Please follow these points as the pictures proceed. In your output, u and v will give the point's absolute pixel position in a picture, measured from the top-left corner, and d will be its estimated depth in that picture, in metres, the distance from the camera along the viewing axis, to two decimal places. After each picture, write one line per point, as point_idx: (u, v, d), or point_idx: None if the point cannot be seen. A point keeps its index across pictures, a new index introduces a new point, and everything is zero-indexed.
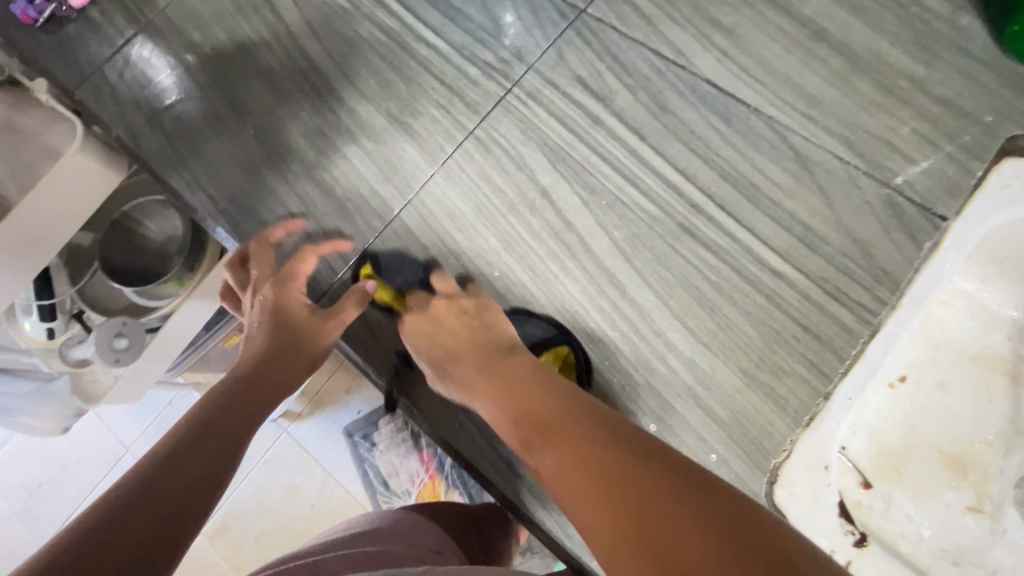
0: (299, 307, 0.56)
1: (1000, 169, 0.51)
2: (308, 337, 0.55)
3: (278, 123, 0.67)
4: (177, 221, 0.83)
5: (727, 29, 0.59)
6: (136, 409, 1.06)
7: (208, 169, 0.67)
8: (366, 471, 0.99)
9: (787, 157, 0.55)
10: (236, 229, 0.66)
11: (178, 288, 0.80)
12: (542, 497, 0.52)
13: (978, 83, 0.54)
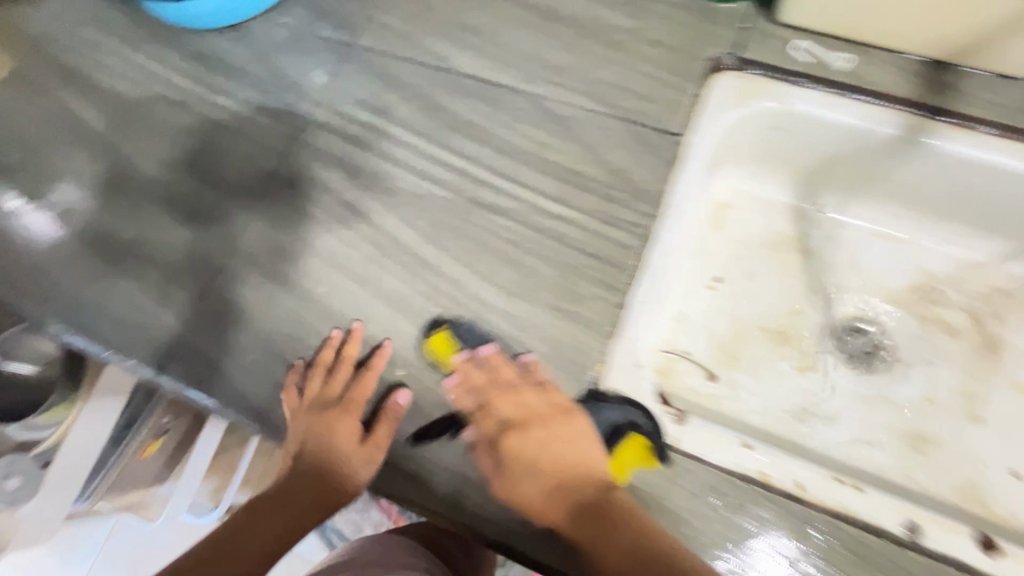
0: (348, 434, 0.54)
1: (715, 84, 0.63)
2: (337, 470, 0.54)
3: (90, 211, 0.68)
4: (49, 346, 0.81)
5: (475, 29, 0.68)
6: (74, 556, 1.06)
7: (21, 270, 0.66)
8: (331, 538, 0.96)
9: (547, 119, 0.63)
10: (61, 320, 0.64)
11: (64, 411, 0.78)
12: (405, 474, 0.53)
13: (676, 24, 0.65)
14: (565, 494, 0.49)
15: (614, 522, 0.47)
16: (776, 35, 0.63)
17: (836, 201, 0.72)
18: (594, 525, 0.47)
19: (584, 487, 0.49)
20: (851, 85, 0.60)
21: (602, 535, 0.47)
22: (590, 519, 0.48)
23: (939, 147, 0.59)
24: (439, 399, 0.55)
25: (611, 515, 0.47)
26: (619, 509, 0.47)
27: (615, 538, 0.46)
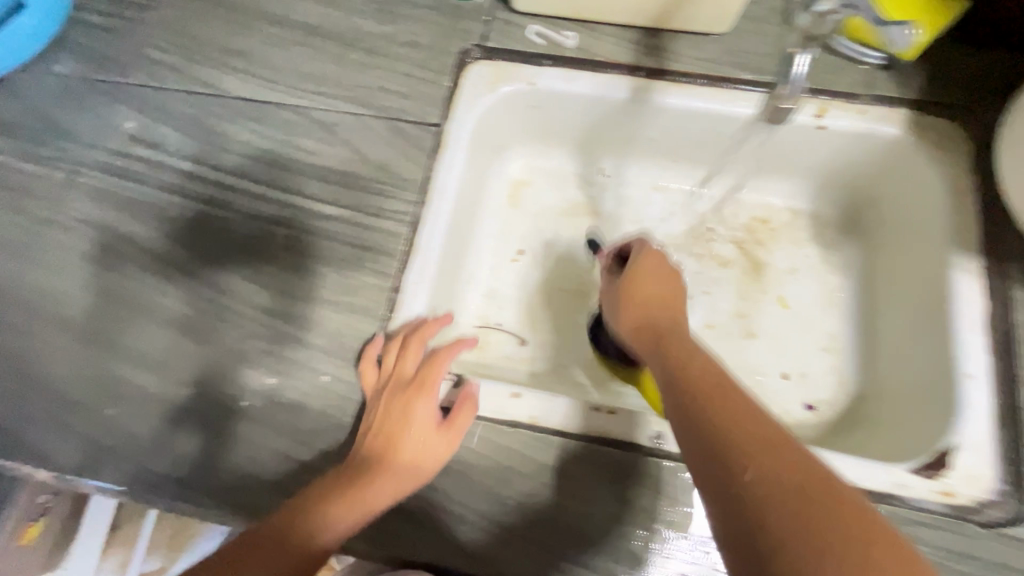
0: (422, 415, 0.53)
1: (469, 74, 0.68)
2: (369, 489, 0.49)
3: None
4: None
5: (242, 54, 0.71)
6: None
7: None
8: None
9: (314, 128, 0.66)
10: None
11: None
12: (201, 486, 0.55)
13: (426, 23, 0.70)
14: (702, 370, 0.42)
15: (743, 427, 0.37)
16: (514, 22, 0.69)
17: (614, 163, 0.79)
18: (724, 411, 0.38)
19: (699, 408, 0.39)
20: (582, 59, 0.67)
21: (733, 437, 0.36)
22: (704, 401, 0.39)
23: (662, 102, 0.66)
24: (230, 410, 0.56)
25: (719, 425, 0.37)
26: (716, 380, 0.41)
27: (729, 459, 0.35)
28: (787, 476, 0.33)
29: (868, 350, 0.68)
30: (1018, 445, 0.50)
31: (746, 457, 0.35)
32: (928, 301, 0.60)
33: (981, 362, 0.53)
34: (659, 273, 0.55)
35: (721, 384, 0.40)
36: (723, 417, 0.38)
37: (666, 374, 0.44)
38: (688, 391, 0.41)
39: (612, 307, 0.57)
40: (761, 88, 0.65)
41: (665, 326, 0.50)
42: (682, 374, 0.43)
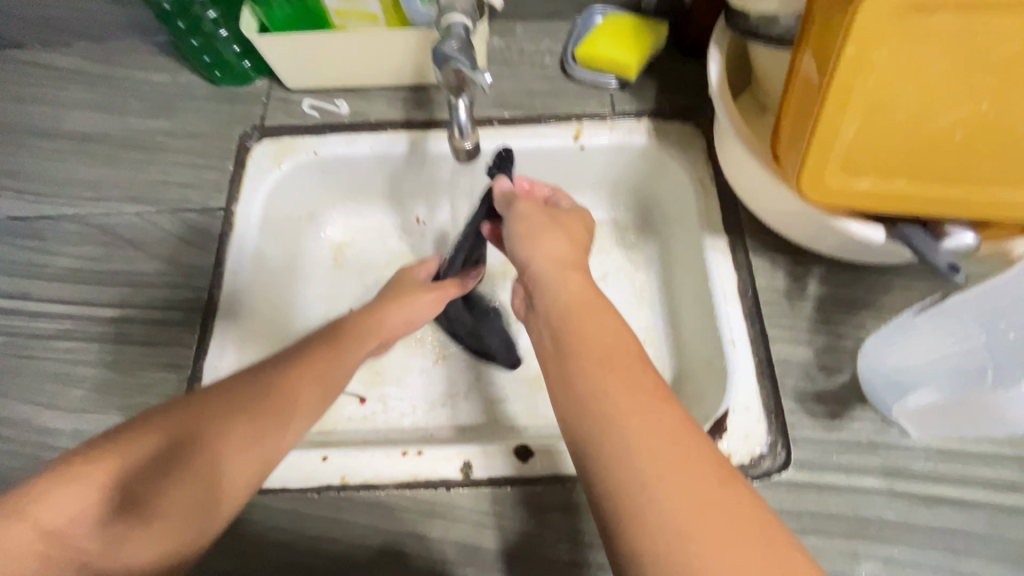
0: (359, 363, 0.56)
1: (253, 155, 0.70)
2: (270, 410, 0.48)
3: None
4: None
5: (14, 171, 0.70)
6: None
7: None
8: None
9: (97, 234, 0.66)
10: None
11: None
12: None
13: (203, 113, 0.72)
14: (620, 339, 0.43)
15: (671, 440, 0.37)
16: (290, 99, 0.73)
17: (427, 211, 0.81)
18: (641, 394, 0.40)
19: (614, 407, 0.39)
20: (357, 123, 0.71)
21: (656, 446, 0.37)
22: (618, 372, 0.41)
23: (438, 149, 0.71)
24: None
25: (636, 434, 0.37)
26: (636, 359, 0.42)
27: (638, 462, 0.36)
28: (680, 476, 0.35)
29: (676, 335, 0.73)
30: (775, 396, 0.55)
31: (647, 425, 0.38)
32: (700, 282, 0.65)
33: (740, 329, 0.59)
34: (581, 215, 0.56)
35: (648, 384, 0.40)
36: (654, 431, 0.37)
37: (573, 354, 0.43)
38: (613, 381, 0.40)
39: (526, 232, 0.53)
40: (523, 122, 0.71)
41: (580, 291, 0.48)
42: (603, 358, 0.42)
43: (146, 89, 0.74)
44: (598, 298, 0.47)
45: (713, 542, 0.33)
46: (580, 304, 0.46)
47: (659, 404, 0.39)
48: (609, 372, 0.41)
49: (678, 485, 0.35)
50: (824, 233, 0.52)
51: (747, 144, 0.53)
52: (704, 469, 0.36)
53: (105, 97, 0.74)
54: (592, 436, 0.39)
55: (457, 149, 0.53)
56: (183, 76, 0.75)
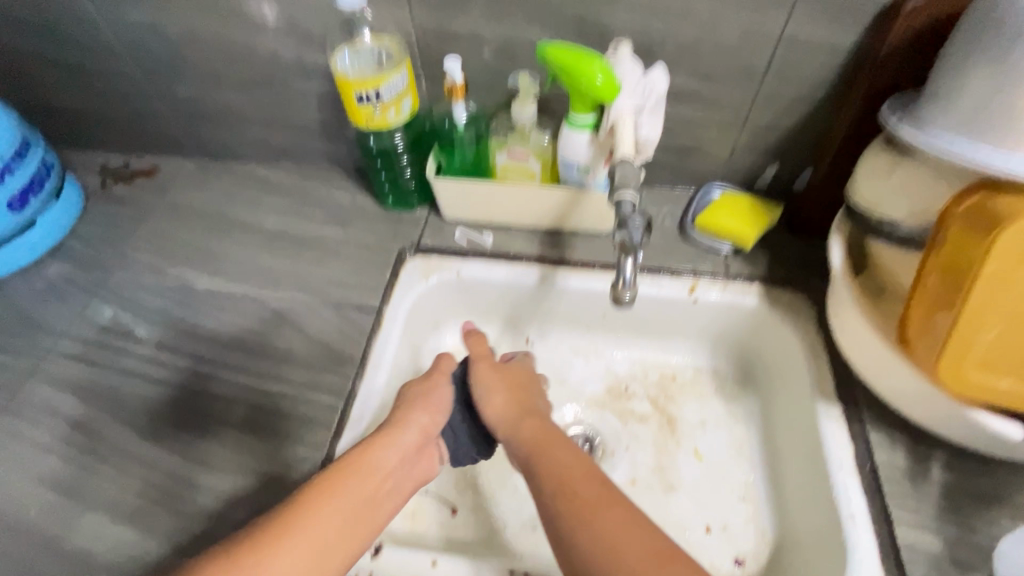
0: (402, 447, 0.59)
1: (406, 268, 0.82)
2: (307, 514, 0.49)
3: None
4: None
5: (216, 256, 0.85)
6: None
7: None
8: None
9: (269, 316, 0.77)
10: None
11: None
12: None
13: (373, 228, 0.87)
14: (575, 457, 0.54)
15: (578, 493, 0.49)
16: (445, 226, 0.85)
17: (537, 333, 0.89)
18: (588, 496, 0.49)
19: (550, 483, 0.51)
20: (498, 253, 0.82)
21: (610, 543, 0.45)
22: (564, 484, 0.51)
23: (565, 285, 0.80)
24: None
25: (601, 537, 0.46)
26: (580, 471, 0.52)
27: (570, 523, 0.48)
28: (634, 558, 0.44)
29: (779, 497, 0.72)
30: None
31: (597, 521, 0.47)
32: (812, 445, 0.66)
33: (860, 504, 0.58)
34: (523, 367, 0.69)
35: (563, 458, 0.53)
36: (608, 526, 0.46)
37: (544, 482, 0.52)
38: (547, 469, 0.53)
39: (476, 384, 0.66)
40: (643, 272, 0.80)
41: (534, 433, 0.58)
42: (539, 457, 0.55)
43: (330, 205, 0.90)
44: (549, 434, 0.57)
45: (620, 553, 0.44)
46: (538, 441, 0.57)
47: (613, 506, 0.48)
48: (564, 492, 0.50)
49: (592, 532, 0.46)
50: (950, 424, 0.54)
51: (870, 329, 0.58)
52: (615, 522, 0.47)
53: (298, 207, 0.90)
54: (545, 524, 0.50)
55: (616, 297, 0.59)
56: (361, 197, 0.90)
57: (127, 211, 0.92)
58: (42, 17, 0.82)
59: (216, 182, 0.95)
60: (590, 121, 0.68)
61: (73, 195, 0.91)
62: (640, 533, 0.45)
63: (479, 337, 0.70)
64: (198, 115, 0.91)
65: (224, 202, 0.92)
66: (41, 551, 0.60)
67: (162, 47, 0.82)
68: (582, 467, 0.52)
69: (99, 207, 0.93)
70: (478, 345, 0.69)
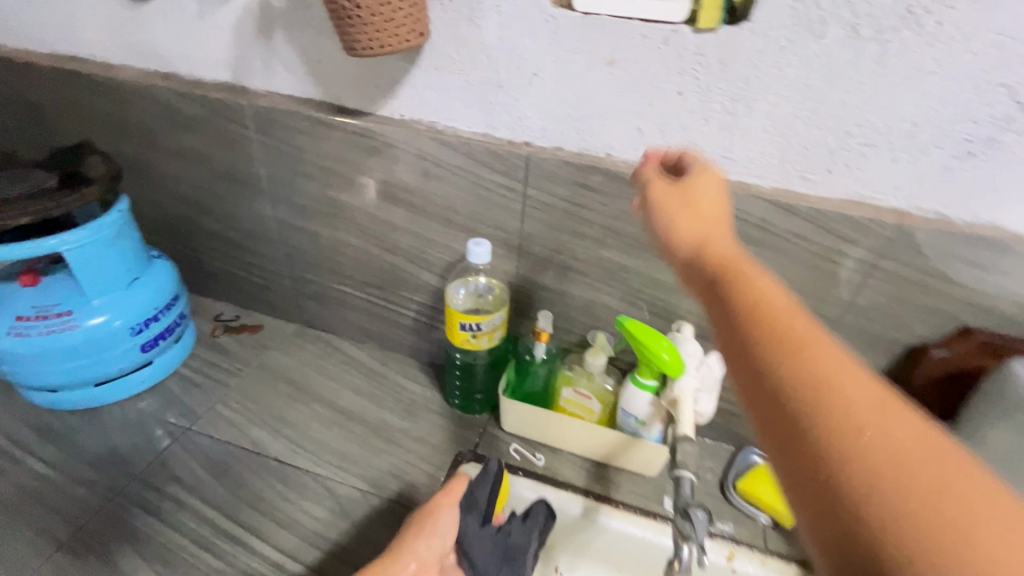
0: None
1: (459, 471, 0.87)
2: None
3: None
4: None
5: (292, 423, 0.93)
6: None
7: None
8: None
9: (326, 497, 0.82)
10: None
11: None
12: None
13: (437, 424, 0.95)
14: (810, 334, 0.35)
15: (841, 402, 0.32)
16: (501, 437, 0.93)
17: None
18: (851, 391, 0.33)
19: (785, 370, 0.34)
20: (547, 476, 0.88)
21: (906, 467, 0.30)
22: (818, 386, 0.33)
23: (607, 523, 0.83)
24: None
25: (894, 463, 0.30)
26: (836, 360, 0.34)
27: (848, 436, 0.31)
28: (903, 460, 0.30)
29: None
30: None
31: (874, 441, 0.31)
32: None
33: None
34: (715, 192, 0.51)
35: (804, 342, 0.35)
36: (890, 457, 0.30)
37: (765, 349, 0.35)
38: (796, 361, 0.34)
39: (656, 215, 0.51)
40: None
41: (764, 288, 0.39)
42: (755, 350, 0.36)
43: (403, 393, 1.00)
44: (745, 262, 0.42)
45: (895, 479, 0.29)
46: (772, 302, 0.38)
47: (904, 416, 0.32)
48: (809, 374, 0.33)
49: (867, 452, 0.30)
50: None
51: None
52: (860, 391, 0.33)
53: (373, 389, 1.01)
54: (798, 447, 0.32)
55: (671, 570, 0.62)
56: (430, 392, 1.01)
57: (227, 361, 1.04)
58: (222, 206, 1.03)
59: (308, 350, 1.08)
60: (653, 385, 0.79)
61: (189, 337, 1.04)
62: (925, 442, 0.31)
63: (660, 178, 0.54)
64: (314, 295, 1.08)
65: (310, 370, 1.04)
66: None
67: (306, 242, 1.01)
68: (848, 360, 0.34)
69: (204, 354, 1.05)
70: (652, 174, 0.55)
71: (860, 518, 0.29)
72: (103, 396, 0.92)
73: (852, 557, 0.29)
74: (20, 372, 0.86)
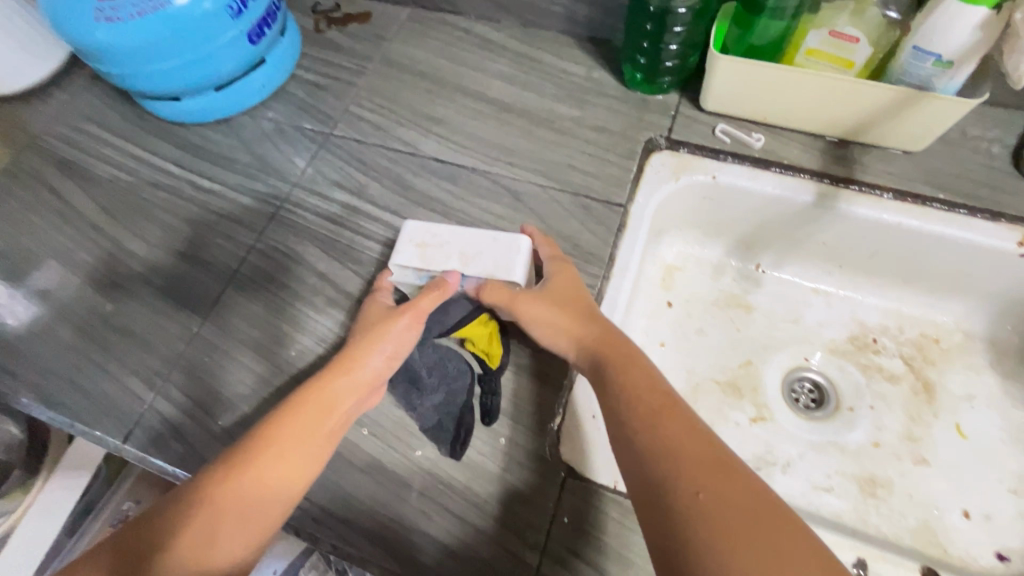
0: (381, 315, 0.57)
1: (650, 162, 0.71)
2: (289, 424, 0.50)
3: (68, 282, 0.73)
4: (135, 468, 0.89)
5: (440, 120, 0.78)
6: None
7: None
8: None
9: (503, 195, 0.71)
10: (32, 388, 0.67)
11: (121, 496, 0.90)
12: (356, 531, 0.55)
13: (615, 110, 0.75)
14: (619, 379, 0.49)
15: (703, 482, 0.40)
16: (701, 119, 0.73)
17: (772, 261, 0.78)
18: (648, 416, 0.45)
19: (638, 438, 0.44)
20: (768, 160, 0.69)
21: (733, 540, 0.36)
22: (652, 415, 0.45)
23: (849, 210, 0.67)
24: (407, 461, 0.57)
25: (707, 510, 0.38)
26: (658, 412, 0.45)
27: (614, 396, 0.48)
28: (702, 450, 0.42)
29: None
30: None
31: (656, 427, 0.44)
32: None
33: None
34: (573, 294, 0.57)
35: (632, 388, 0.47)
36: (724, 491, 0.39)
37: (606, 391, 0.49)
38: (634, 418, 0.45)
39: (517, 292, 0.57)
40: (954, 208, 0.64)
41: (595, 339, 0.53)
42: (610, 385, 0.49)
43: (564, 76, 0.79)
44: (618, 349, 0.51)
45: (709, 500, 0.39)
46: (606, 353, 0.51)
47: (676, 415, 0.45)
48: (666, 445, 0.42)
49: (641, 395, 0.47)
50: None
51: None
52: (700, 451, 0.42)
53: (526, 75, 0.80)
54: (597, 342, 0.53)
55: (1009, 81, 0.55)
56: (598, 72, 0.78)
57: (343, 58, 0.86)
58: None
59: (433, 35, 0.86)
60: None
61: (294, 32, 0.85)
62: (702, 445, 0.42)
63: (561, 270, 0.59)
64: None
65: (443, 60, 0.83)
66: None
67: None
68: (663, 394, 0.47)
69: (314, 51, 0.87)
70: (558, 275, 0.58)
71: (675, 517, 0.39)
72: (227, 103, 0.81)
73: (660, 517, 0.39)
74: (133, 79, 0.73)
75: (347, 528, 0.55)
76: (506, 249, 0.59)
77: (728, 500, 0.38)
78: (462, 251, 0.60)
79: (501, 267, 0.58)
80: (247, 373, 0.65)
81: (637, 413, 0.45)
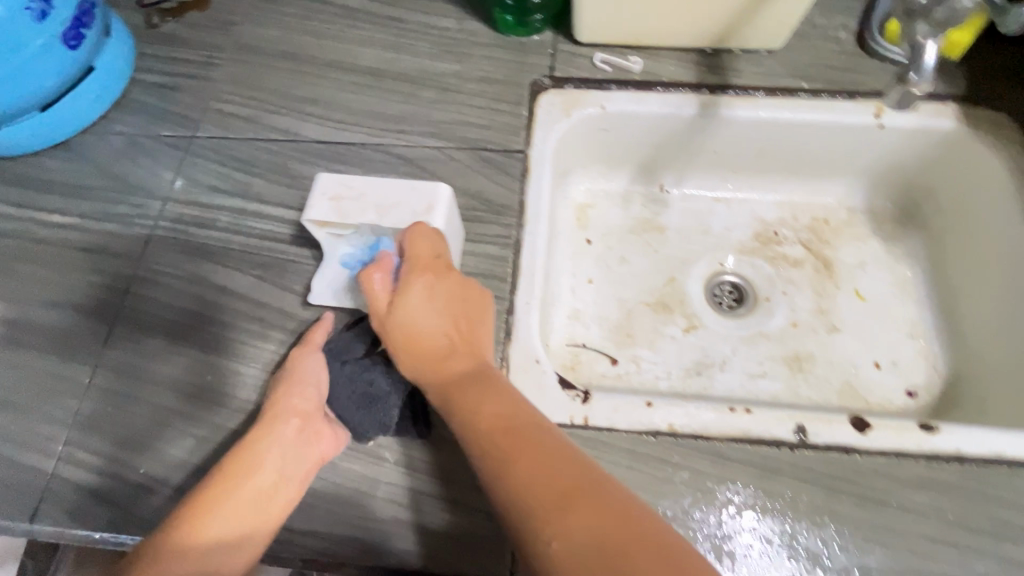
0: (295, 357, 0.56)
1: (541, 103, 0.70)
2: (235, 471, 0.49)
3: None
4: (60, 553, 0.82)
5: (315, 99, 0.72)
6: None
7: None
8: None
9: (400, 165, 0.67)
10: None
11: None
12: (325, 537, 0.52)
13: (495, 58, 0.73)
14: (485, 401, 0.48)
15: (552, 503, 0.40)
16: (579, 53, 0.73)
17: (674, 179, 0.81)
18: (510, 442, 0.45)
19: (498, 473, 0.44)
20: (650, 81, 0.71)
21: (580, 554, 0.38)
22: (509, 438, 0.45)
23: (730, 115, 0.70)
24: (363, 454, 0.55)
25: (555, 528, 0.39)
26: (515, 434, 0.45)
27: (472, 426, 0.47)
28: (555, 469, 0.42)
29: (951, 332, 0.71)
30: None
31: (510, 453, 0.44)
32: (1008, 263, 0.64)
33: None
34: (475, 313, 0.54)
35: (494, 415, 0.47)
36: (569, 509, 0.40)
37: (464, 417, 0.48)
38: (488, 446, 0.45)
39: (423, 289, 0.53)
40: (818, 95, 0.69)
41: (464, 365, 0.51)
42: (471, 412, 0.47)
43: (436, 32, 0.75)
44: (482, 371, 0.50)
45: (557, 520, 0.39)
46: (472, 379, 0.50)
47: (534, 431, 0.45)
48: (525, 469, 0.43)
49: (493, 420, 0.46)
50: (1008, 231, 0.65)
51: None
52: (556, 470, 0.42)
53: (396, 38, 0.75)
54: (478, 376, 0.50)
55: None
56: (469, 23, 0.76)
57: (190, 52, 0.77)
58: None
59: (285, 11, 0.79)
60: None
61: (122, 32, 0.75)
62: (555, 460, 0.43)
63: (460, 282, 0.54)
64: None
65: (304, 36, 0.77)
66: (239, 418, 0.58)
67: None
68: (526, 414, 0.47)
69: (154, 49, 0.78)
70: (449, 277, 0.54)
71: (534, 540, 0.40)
72: (59, 124, 0.70)
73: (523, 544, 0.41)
74: None
75: (314, 536, 0.53)
76: (426, 195, 0.56)
77: (578, 514, 0.39)
78: (377, 203, 0.56)
79: (420, 215, 0.55)
80: (162, 410, 0.58)
81: (492, 444, 0.45)
